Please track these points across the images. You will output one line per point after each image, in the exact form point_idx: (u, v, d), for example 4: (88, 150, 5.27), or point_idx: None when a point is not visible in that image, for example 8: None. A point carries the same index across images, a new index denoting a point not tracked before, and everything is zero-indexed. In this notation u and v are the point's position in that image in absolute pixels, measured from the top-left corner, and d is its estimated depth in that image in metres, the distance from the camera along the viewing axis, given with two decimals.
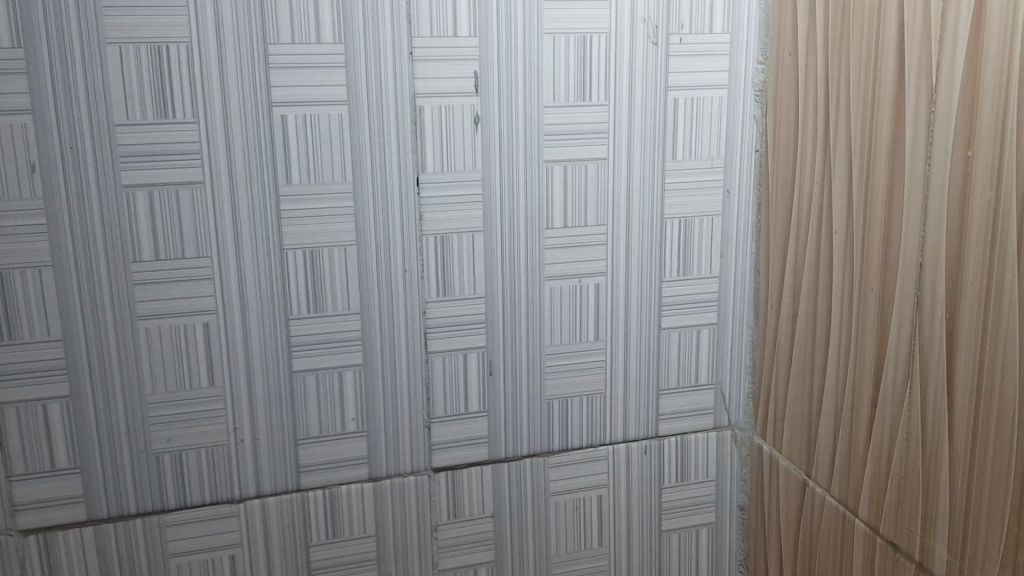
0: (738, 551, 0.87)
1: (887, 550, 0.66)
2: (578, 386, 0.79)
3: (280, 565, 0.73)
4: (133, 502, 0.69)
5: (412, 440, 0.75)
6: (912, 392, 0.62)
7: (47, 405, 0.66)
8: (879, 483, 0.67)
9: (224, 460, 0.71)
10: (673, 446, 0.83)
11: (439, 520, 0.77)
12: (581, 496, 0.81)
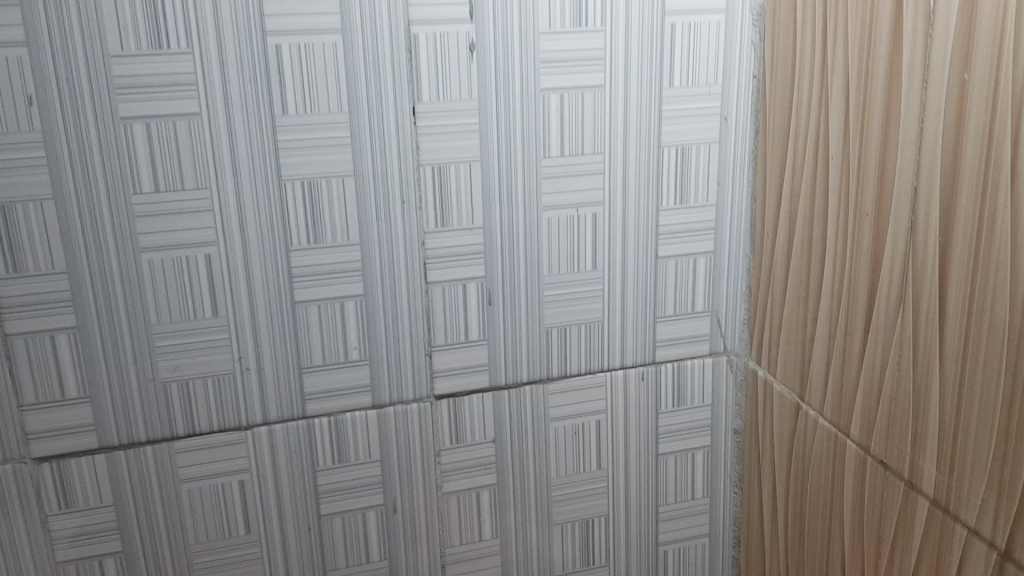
0: (733, 472, 0.90)
1: (877, 468, 0.68)
2: (576, 314, 0.80)
3: (287, 489, 0.76)
4: (143, 430, 0.71)
5: (414, 368, 0.76)
6: (904, 315, 0.64)
7: (55, 336, 0.67)
8: (871, 403, 0.68)
9: (230, 388, 0.72)
10: (670, 372, 0.85)
11: (442, 445, 0.79)
12: (579, 421, 0.83)
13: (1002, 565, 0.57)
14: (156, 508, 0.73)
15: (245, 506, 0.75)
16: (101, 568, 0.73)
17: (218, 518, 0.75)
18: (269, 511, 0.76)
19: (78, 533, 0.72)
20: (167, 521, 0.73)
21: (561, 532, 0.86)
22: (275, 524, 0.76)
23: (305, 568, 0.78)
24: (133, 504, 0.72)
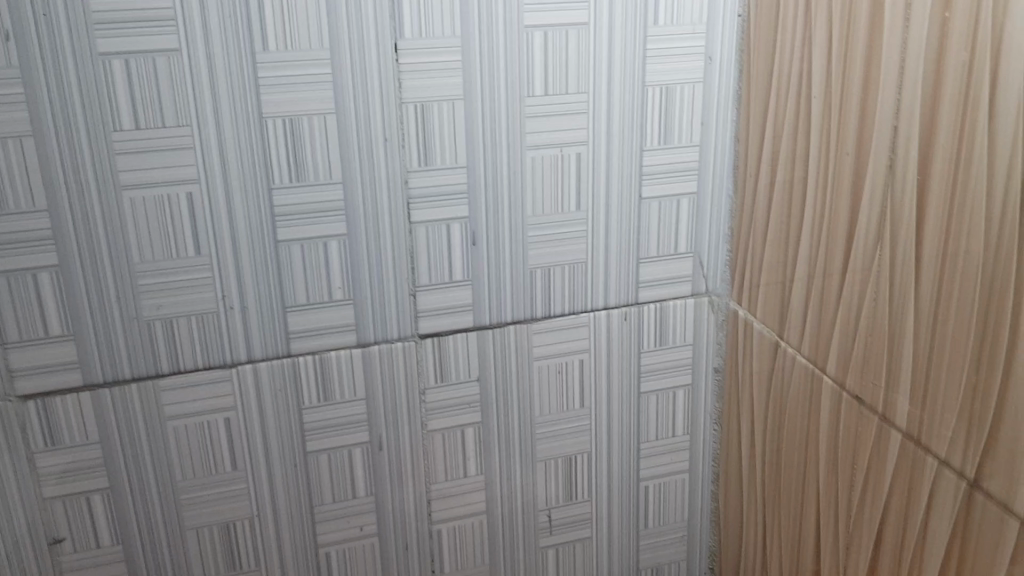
0: (712, 410, 0.92)
1: (853, 403, 0.70)
2: (559, 254, 0.80)
3: (273, 427, 0.77)
4: (128, 368, 0.72)
5: (398, 307, 0.77)
6: (881, 253, 0.64)
7: (38, 274, 0.68)
8: (847, 340, 0.69)
9: (214, 326, 0.72)
10: (652, 313, 0.85)
11: (427, 383, 0.80)
12: (562, 360, 0.84)
13: (971, 495, 0.59)
14: (143, 445, 0.74)
15: (232, 443, 0.76)
16: (89, 504, 0.74)
17: (205, 454, 0.76)
18: (256, 447, 0.77)
19: (66, 470, 0.73)
20: (154, 458, 0.74)
21: (544, 469, 0.88)
22: (262, 461, 0.77)
23: (292, 503, 0.80)
24: (120, 441, 0.73)
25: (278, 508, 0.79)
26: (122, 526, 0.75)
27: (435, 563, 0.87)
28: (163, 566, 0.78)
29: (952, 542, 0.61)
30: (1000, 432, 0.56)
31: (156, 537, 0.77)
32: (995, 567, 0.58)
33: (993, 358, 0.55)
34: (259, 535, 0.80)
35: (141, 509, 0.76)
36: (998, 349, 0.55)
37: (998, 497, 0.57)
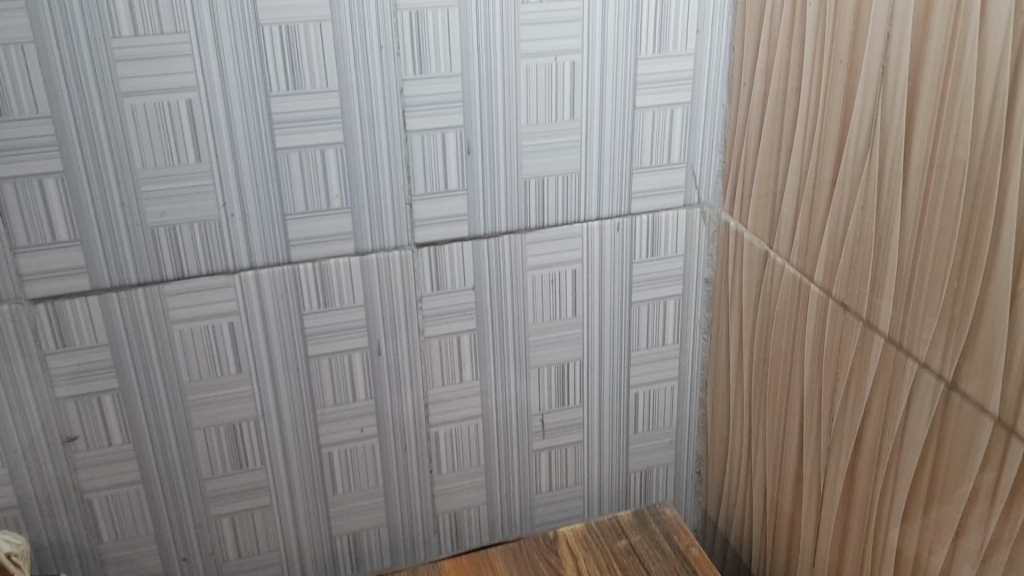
0: (702, 319, 0.94)
1: (838, 309, 0.72)
2: (554, 164, 0.81)
3: (275, 332, 0.79)
4: (133, 273, 0.74)
5: (395, 216, 0.78)
6: (870, 161, 0.66)
7: (43, 180, 0.69)
8: (835, 248, 0.71)
9: (217, 233, 0.74)
10: (645, 224, 0.87)
11: (424, 291, 0.82)
12: (556, 270, 0.86)
13: (948, 395, 0.61)
14: (150, 349, 0.76)
15: (235, 347, 0.79)
16: (100, 405, 0.77)
17: (210, 358, 0.78)
18: (259, 352, 0.79)
19: (76, 372, 0.75)
20: (161, 361, 0.77)
21: (538, 375, 0.90)
22: (265, 365, 0.80)
23: (295, 406, 0.83)
24: (127, 345, 0.76)
25: (282, 410, 0.82)
26: (132, 426, 0.78)
27: (433, 464, 0.90)
28: (172, 464, 0.81)
29: (929, 439, 0.64)
30: (978, 335, 0.58)
31: (165, 437, 0.80)
32: (970, 461, 0.61)
33: (975, 264, 0.57)
34: (263, 435, 0.83)
35: (150, 410, 0.78)
36: (980, 254, 0.57)
37: (974, 397, 0.59)
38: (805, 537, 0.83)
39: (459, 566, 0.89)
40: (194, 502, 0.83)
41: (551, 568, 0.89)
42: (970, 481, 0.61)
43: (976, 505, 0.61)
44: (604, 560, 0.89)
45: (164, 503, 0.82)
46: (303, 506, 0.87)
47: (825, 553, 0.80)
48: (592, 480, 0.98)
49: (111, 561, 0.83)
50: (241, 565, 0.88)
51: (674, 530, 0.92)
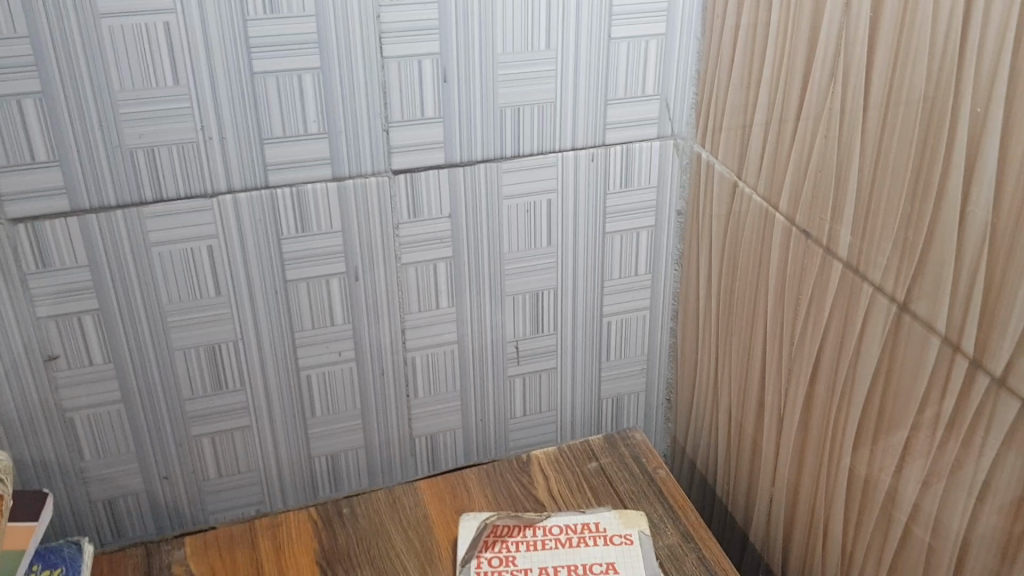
0: (673, 250, 0.96)
1: (801, 236, 0.74)
2: (530, 94, 0.82)
3: (254, 256, 0.80)
4: (112, 194, 0.75)
5: (372, 143, 0.79)
6: (834, 90, 0.67)
7: (21, 100, 0.69)
8: (799, 177, 0.73)
9: (195, 156, 0.75)
10: (618, 155, 0.88)
11: (400, 218, 0.83)
12: (531, 200, 0.87)
13: (900, 317, 0.64)
14: (130, 270, 0.78)
15: (214, 270, 0.80)
16: (81, 325, 0.79)
17: (188, 280, 0.80)
18: (238, 275, 0.81)
19: (57, 292, 0.77)
20: (141, 282, 0.78)
21: (512, 303, 0.93)
22: (243, 288, 0.82)
23: (274, 329, 0.85)
24: (107, 265, 0.77)
25: (261, 333, 0.84)
26: (113, 346, 0.80)
27: (409, 389, 0.93)
28: (152, 384, 0.83)
29: (882, 360, 0.67)
30: (928, 257, 0.60)
31: (145, 357, 0.82)
32: (918, 380, 0.63)
33: (927, 188, 0.59)
34: (242, 357, 0.85)
35: (130, 331, 0.80)
36: (932, 179, 0.59)
37: (923, 318, 0.62)
38: (766, 457, 0.86)
39: (434, 486, 0.92)
40: (175, 421, 0.85)
41: (523, 488, 0.92)
42: (918, 398, 0.64)
43: (923, 421, 0.64)
44: (574, 481, 0.93)
45: (145, 422, 0.84)
46: (282, 427, 0.90)
47: (784, 472, 0.84)
48: (565, 406, 1.01)
49: (94, 479, 0.85)
50: (222, 484, 0.90)
51: (643, 453, 0.96)
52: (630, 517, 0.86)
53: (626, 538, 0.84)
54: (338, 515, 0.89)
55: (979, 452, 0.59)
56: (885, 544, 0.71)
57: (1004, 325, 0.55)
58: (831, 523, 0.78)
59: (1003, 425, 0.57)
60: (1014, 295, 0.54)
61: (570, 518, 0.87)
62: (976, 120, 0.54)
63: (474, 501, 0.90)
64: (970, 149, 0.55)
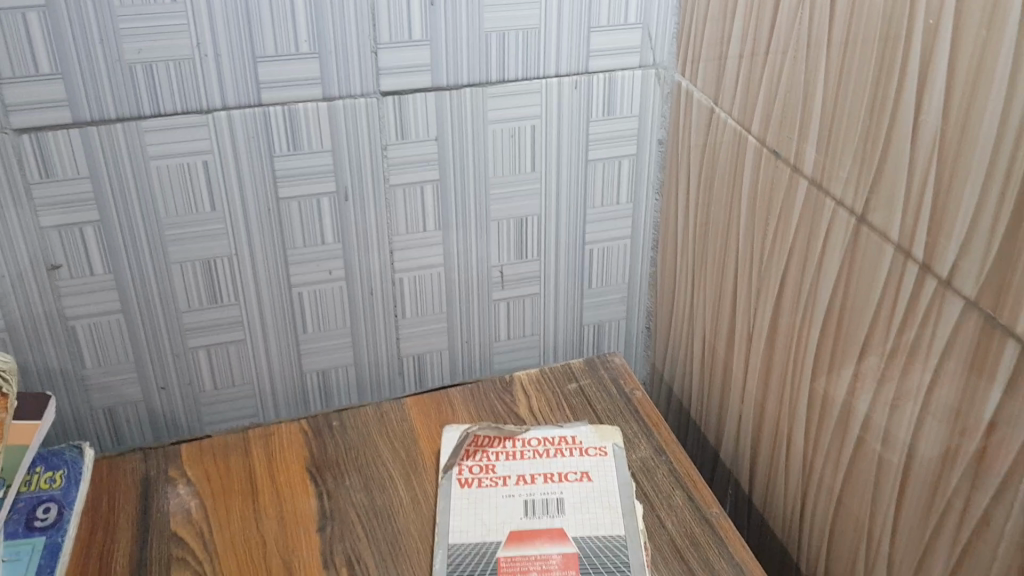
0: (654, 180, 0.99)
1: (771, 157, 0.77)
2: (514, 20, 0.85)
3: (247, 172, 0.84)
4: (112, 108, 0.78)
5: (361, 64, 0.82)
6: (803, 11, 0.70)
7: (25, 13, 0.72)
8: (770, 98, 0.76)
9: (191, 73, 0.78)
10: (601, 83, 0.91)
11: (388, 140, 0.87)
12: (515, 125, 0.90)
13: (858, 227, 0.67)
14: (128, 182, 0.81)
15: (209, 186, 0.83)
16: (81, 235, 0.82)
17: (185, 195, 0.83)
18: (232, 192, 0.84)
19: (59, 202, 0.80)
20: (139, 195, 0.82)
21: (497, 229, 0.96)
22: (237, 204, 0.85)
23: (267, 246, 0.88)
24: (106, 177, 0.80)
25: (254, 249, 0.88)
26: (112, 257, 0.84)
27: (398, 309, 0.97)
28: (150, 294, 0.87)
29: (841, 270, 0.71)
30: (884, 168, 0.63)
31: (143, 269, 0.85)
32: (873, 288, 0.67)
33: (884, 101, 0.62)
34: (236, 272, 0.88)
35: (129, 242, 0.84)
36: (888, 92, 0.62)
37: (879, 228, 0.65)
38: (737, 375, 0.90)
39: (420, 403, 0.96)
40: (172, 332, 0.89)
41: (506, 405, 0.96)
42: (873, 305, 0.67)
43: (877, 328, 0.67)
44: (555, 399, 0.97)
45: (143, 332, 0.88)
46: (274, 342, 0.94)
47: (753, 388, 0.88)
48: (547, 331, 1.05)
49: (94, 387, 0.90)
50: (217, 397, 0.95)
51: (621, 376, 1.00)
52: (606, 431, 0.91)
53: (601, 450, 0.89)
54: (327, 429, 0.94)
55: (925, 353, 0.63)
56: (842, 449, 0.75)
57: (950, 227, 0.58)
58: (794, 434, 0.82)
59: (946, 324, 0.60)
60: (959, 199, 0.57)
61: (549, 432, 0.91)
62: (929, 31, 0.57)
63: (458, 416, 0.94)
64: (923, 60, 0.58)
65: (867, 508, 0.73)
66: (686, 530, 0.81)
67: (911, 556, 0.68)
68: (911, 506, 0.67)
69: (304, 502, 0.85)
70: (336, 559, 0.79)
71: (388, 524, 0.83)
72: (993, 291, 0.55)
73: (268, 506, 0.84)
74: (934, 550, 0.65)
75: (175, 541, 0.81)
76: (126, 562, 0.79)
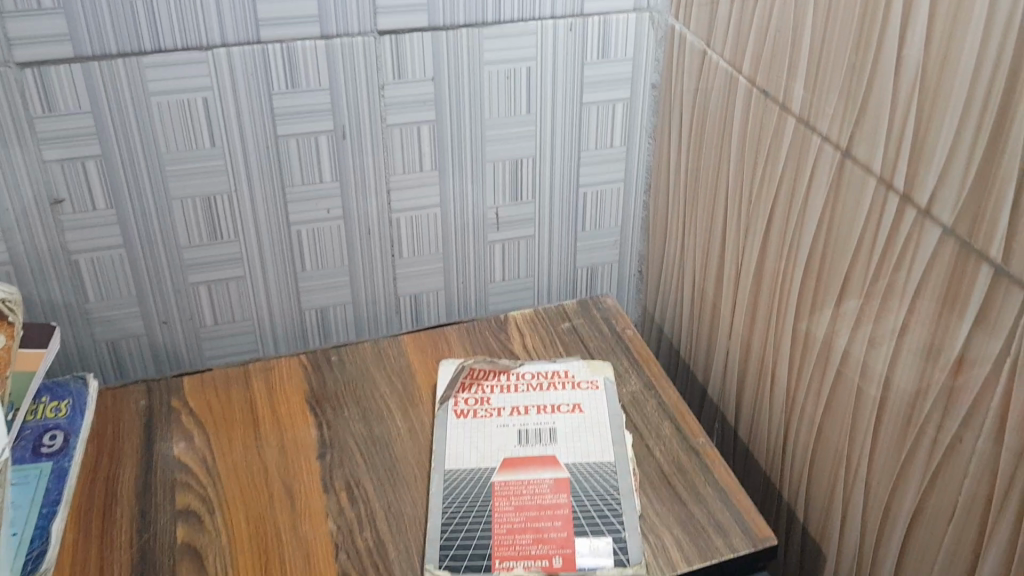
0: (648, 124, 1.01)
1: (761, 96, 0.79)
2: None
3: (247, 110, 0.85)
4: (114, 44, 0.79)
5: (358, 3, 0.83)
6: None
7: None
8: (761, 37, 0.77)
9: (191, 9, 0.79)
10: (596, 26, 0.92)
11: (385, 79, 0.88)
12: (511, 66, 0.91)
13: (842, 162, 0.69)
14: (130, 118, 0.83)
15: (209, 122, 0.85)
16: (84, 170, 0.84)
17: (185, 131, 0.85)
18: (232, 128, 0.86)
19: (62, 137, 0.82)
20: (140, 130, 0.84)
21: (492, 170, 0.97)
22: (237, 141, 0.87)
23: (266, 182, 0.90)
24: (109, 112, 0.82)
25: (253, 185, 0.90)
26: (115, 192, 0.86)
27: (395, 249, 0.99)
28: (151, 229, 0.89)
29: (826, 206, 0.72)
30: (868, 102, 0.65)
31: (144, 204, 0.88)
32: (855, 221, 0.69)
33: (870, 36, 0.64)
34: (236, 208, 0.90)
35: (131, 177, 0.86)
36: (874, 26, 0.63)
37: (862, 161, 0.67)
38: (724, 314, 0.93)
39: (417, 340, 0.99)
40: (173, 267, 0.92)
41: (500, 342, 0.98)
42: (855, 238, 0.69)
43: (858, 261, 0.69)
44: (548, 337, 0.99)
45: (145, 266, 0.91)
46: (273, 278, 0.96)
47: (740, 325, 0.90)
48: (542, 273, 1.07)
49: (98, 320, 0.93)
50: (218, 332, 0.97)
51: (614, 315, 1.02)
52: (598, 365, 0.94)
53: (592, 383, 0.91)
54: (326, 363, 0.96)
55: (903, 283, 0.65)
56: (822, 381, 0.78)
57: (929, 158, 0.60)
58: (777, 368, 0.84)
59: (925, 252, 0.62)
60: (939, 128, 0.58)
61: (542, 367, 0.94)
62: None
63: (454, 352, 0.97)
64: None
65: (846, 436, 0.76)
66: (673, 459, 0.84)
67: (887, 479, 0.71)
68: (888, 433, 0.70)
69: (305, 431, 0.88)
70: (335, 484, 0.82)
71: (386, 453, 0.85)
72: (969, 217, 0.57)
73: (269, 434, 0.87)
74: (909, 473, 0.68)
75: (179, 466, 0.84)
76: (132, 486, 0.82)
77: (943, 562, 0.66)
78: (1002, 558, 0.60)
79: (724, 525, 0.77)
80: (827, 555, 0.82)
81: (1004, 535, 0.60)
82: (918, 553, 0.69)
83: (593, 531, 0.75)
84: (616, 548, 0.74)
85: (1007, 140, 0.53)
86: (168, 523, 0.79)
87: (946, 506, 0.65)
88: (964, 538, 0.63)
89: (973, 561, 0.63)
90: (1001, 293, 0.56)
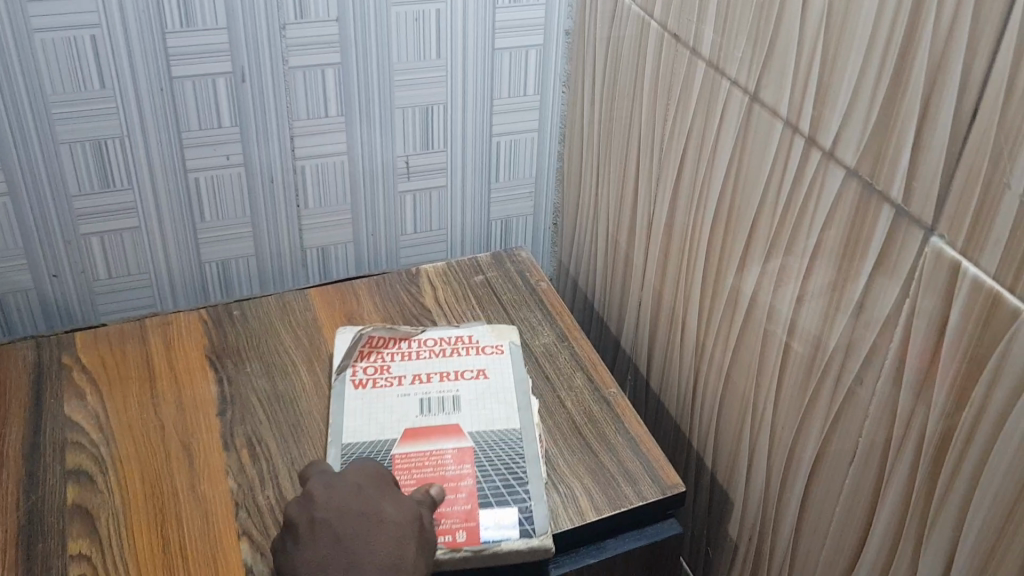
0: (561, 72, 0.99)
1: (672, 41, 0.77)
2: None
3: (138, 50, 0.81)
4: None
5: None
6: None
7: None
8: None
9: None
10: None
11: (286, 19, 0.84)
12: (419, 9, 0.88)
13: (751, 106, 0.68)
14: (11, 56, 0.78)
15: (98, 62, 0.80)
16: None
17: (72, 71, 0.80)
18: (122, 67, 0.81)
19: None
20: (23, 70, 0.78)
21: (401, 118, 0.94)
22: (127, 83, 0.82)
23: (160, 126, 0.85)
24: None
25: (146, 130, 0.85)
26: None
27: (300, 199, 0.95)
28: (38, 177, 0.84)
29: (734, 152, 0.72)
30: (775, 44, 0.64)
31: (30, 150, 0.82)
32: (762, 167, 0.68)
33: None
34: (129, 155, 0.86)
35: (14, 120, 0.81)
36: None
37: (769, 105, 0.66)
38: (637, 265, 0.92)
39: (324, 293, 0.95)
40: (63, 217, 0.87)
41: (411, 296, 0.96)
42: (761, 185, 0.69)
43: (765, 207, 0.69)
44: (460, 290, 0.97)
45: (32, 217, 0.86)
46: (171, 230, 0.92)
47: (651, 275, 0.89)
48: (455, 225, 1.05)
49: None
50: (113, 285, 0.93)
51: (527, 268, 1.01)
52: (503, 330, 0.90)
53: (497, 348, 0.88)
54: (228, 317, 0.92)
55: (807, 229, 0.65)
56: (730, 329, 0.78)
57: (834, 101, 0.59)
58: (687, 317, 0.84)
59: (828, 196, 0.62)
60: (843, 69, 0.58)
61: (445, 332, 0.90)
62: None
63: (363, 305, 0.94)
64: None
65: (752, 383, 0.76)
66: (585, 411, 0.83)
67: (791, 425, 0.71)
68: (792, 378, 0.70)
69: (204, 388, 0.84)
70: (236, 441, 0.79)
71: (290, 409, 0.83)
72: (871, 157, 0.57)
73: (166, 392, 0.83)
74: (812, 418, 0.68)
75: (69, 425, 0.80)
76: (19, 445, 0.78)
77: (844, 505, 0.67)
78: (900, 499, 0.61)
79: (633, 474, 0.77)
80: (735, 502, 0.82)
81: (902, 477, 0.60)
82: (820, 497, 0.69)
83: (498, 502, 0.73)
84: (521, 518, 0.72)
85: (910, 78, 0.53)
86: (58, 483, 0.75)
87: (847, 451, 0.65)
88: (863, 482, 0.64)
89: (872, 503, 0.64)
90: (901, 233, 0.56)
